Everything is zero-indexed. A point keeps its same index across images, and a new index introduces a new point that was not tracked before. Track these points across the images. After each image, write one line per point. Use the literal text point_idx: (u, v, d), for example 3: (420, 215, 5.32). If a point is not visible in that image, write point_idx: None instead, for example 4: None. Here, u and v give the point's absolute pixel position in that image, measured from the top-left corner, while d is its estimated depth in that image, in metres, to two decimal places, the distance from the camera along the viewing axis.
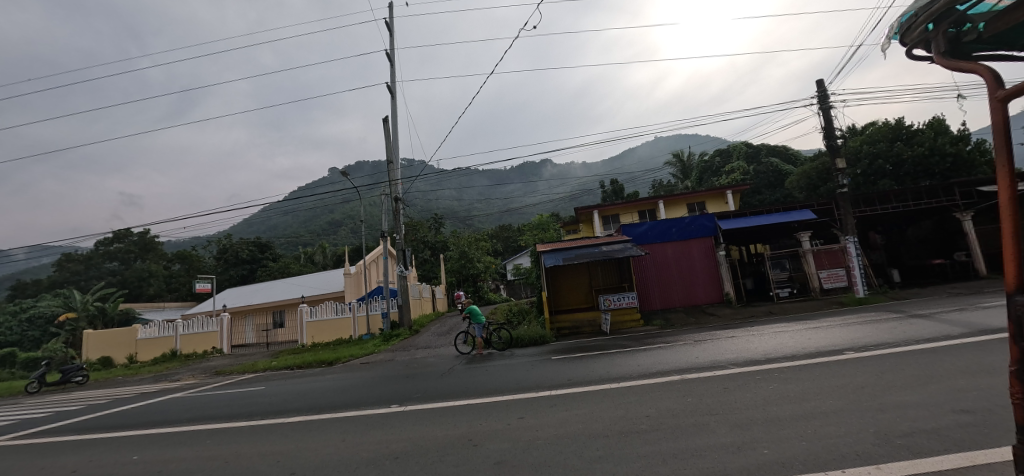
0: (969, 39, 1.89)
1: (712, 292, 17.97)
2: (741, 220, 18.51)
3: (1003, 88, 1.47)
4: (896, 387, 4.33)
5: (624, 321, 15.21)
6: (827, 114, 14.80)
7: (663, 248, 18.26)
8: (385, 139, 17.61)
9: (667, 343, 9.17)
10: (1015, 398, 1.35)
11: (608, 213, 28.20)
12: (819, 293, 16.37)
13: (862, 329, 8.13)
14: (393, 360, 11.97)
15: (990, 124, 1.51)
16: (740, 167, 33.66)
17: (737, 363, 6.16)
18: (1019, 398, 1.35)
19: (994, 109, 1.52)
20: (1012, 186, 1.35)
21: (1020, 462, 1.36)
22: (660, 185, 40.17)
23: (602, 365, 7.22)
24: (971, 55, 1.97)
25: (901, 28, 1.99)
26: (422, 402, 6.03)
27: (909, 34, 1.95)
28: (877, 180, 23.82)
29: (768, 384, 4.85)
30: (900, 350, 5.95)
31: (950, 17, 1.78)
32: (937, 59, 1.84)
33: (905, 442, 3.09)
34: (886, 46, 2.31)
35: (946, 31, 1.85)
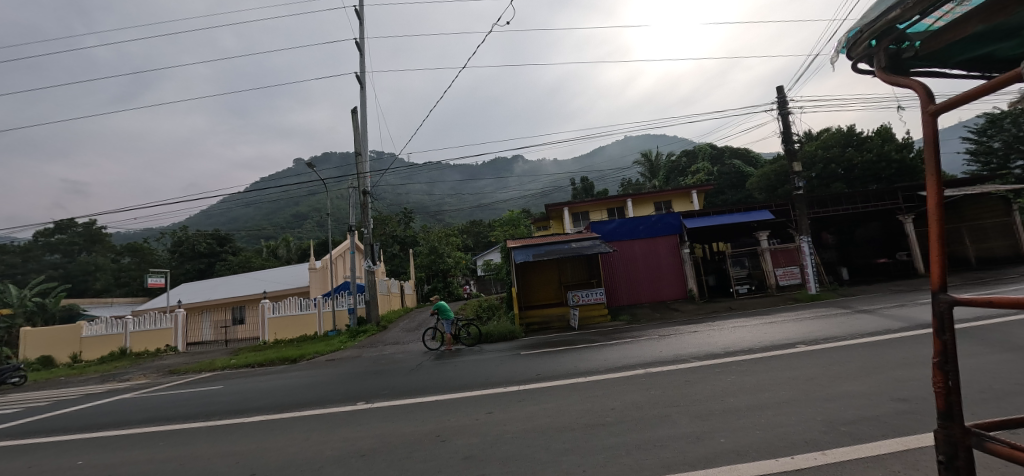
0: (909, 55, 1.95)
1: (676, 289, 18.50)
2: (705, 219, 19.12)
3: (934, 103, 1.55)
4: (842, 378, 4.61)
5: (593, 316, 15.42)
6: (785, 120, 15.47)
7: (629, 245, 18.73)
8: (353, 131, 17.06)
9: (633, 338, 9.39)
10: (938, 387, 1.44)
11: (578, 210, 28.62)
12: (775, 290, 17.17)
13: (814, 324, 8.57)
14: (361, 356, 11.70)
15: (921, 136, 1.59)
16: (705, 168, 34.87)
17: (698, 356, 6.39)
18: (940, 387, 1.44)
19: (925, 122, 1.61)
20: (941, 196, 1.46)
21: (940, 445, 1.44)
22: (628, 183, 40.93)
23: (571, 360, 7.33)
24: (909, 70, 2.05)
25: (847, 42, 2.00)
26: (389, 398, 5.94)
27: (855, 52, 1.98)
28: (830, 183, 25.21)
29: (726, 377, 5.05)
30: (846, 343, 6.33)
31: (890, 35, 1.82)
32: (878, 74, 1.91)
33: (849, 429, 3.30)
34: (832, 59, 2.39)
35: (887, 49, 1.91)
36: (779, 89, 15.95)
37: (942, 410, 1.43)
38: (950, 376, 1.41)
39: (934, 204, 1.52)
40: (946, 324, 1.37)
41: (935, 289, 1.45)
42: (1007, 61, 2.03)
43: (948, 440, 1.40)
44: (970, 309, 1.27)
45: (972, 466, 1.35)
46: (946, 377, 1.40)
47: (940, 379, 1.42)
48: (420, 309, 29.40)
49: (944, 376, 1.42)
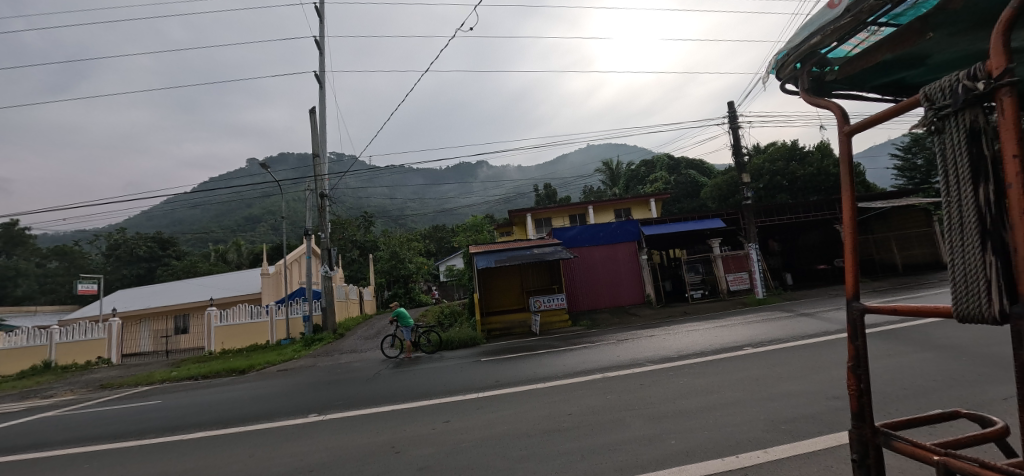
0: (830, 79, 2.06)
1: (634, 294, 19.02)
2: (662, 226, 19.84)
3: (849, 124, 1.68)
4: (784, 378, 4.89)
5: (554, 322, 15.62)
6: (735, 133, 16.35)
7: (590, 251, 19.13)
8: (311, 131, 16.47)
9: (592, 343, 9.55)
10: (852, 390, 1.53)
11: (541, 216, 29.01)
12: (726, 294, 18.03)
13: (760, 327, 9.05)
14: (315, 366, 11.23)
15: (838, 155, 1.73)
16: (662, 177, 36.23)
17: (652, 360, 6.59)
18: (855, 390, 1.53)
19: (842, 142, 1.74)
20: (854, 211, 1.59)
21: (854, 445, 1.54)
22: (590, 191, 41.84)
23: (530, 366, 7.35)
24: (830, 92, 2.18)
25: (775, 64, 2.09)
26: (343, 409, 5.72)
27: (782, 74, 2.03)
28: (775, 194, 26.85)
29: (679, 380, 5.23)
30: (787, 345, 6.73)
31: (812, 59, 1.92)
32: (802, 95, 2.01)
33: (789, 427, 3.49)
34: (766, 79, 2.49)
35: (810, 71, 2.00)
36: (730, 104, 16.86)
37: (854, 411, 1.53)
38: (862, 379, 1.51)
39: (849, 221, 1.68)
40: (858, 330, 1.47)
41: (849, 297, 1.56)
42: (916, 88, 2.25)
43: (861, 438, 1.48)
44: (879, 314, 1.37)
45: (880, 463, 1.44)
46: (859, 380, 1.50)
47: (855, 382, 1.52)
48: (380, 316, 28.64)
49: (858, 379, 1.52)
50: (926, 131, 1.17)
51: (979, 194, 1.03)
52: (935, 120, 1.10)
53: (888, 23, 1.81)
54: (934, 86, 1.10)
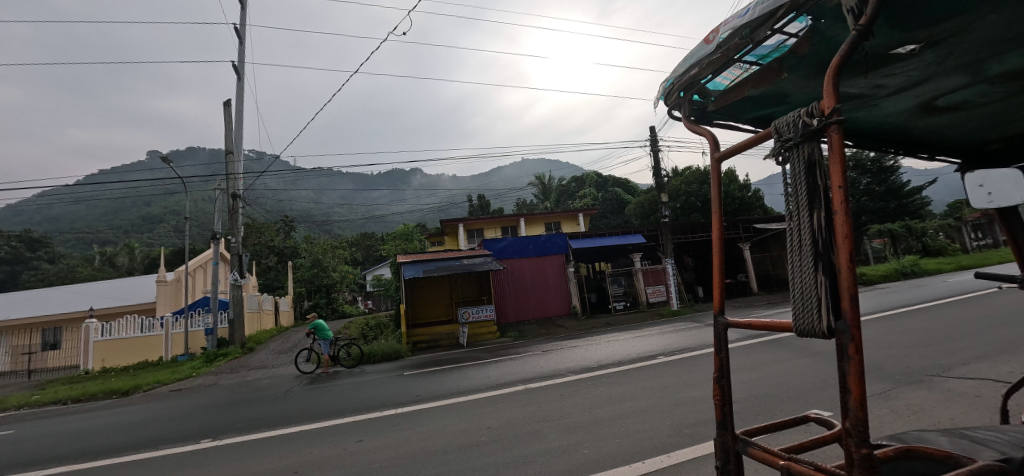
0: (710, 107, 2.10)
1: (561, 305, 19.55)
2: (588, 241, 20.81)
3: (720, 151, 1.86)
4: (689, 384, 5.30)
5: (482, 334, 15.61)
6: (656, 156, 17.68)
7: (520, 263, 19.48)
8: (225, 126, 15.13)
9: (517, 355, 9.65)
10: (719, 401, 1.62)
11: (473, 226, 29.09)
12: (645, 306, 19.23)
13: (670, 337, 9.76)
14: (215, 384, 10.14)
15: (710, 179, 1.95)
16: (591, 193, 38.01)
17: (573, 371, 6.82)
18: (720, 402, 1.63)
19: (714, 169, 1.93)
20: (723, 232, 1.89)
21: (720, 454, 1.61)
22: (522, 204, 42.75)
23: (454, 379, 7.25)
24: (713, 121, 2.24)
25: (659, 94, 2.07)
26: (245, 432, 5.20)
27: (666, 101, 1.99)
28: (689, 213, 29.31)
29: (597, 389, 5.46)
30: (693, 353, 7.32)
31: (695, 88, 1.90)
32: (686, 123, 2.01)
33: (690, 431, 3.77)
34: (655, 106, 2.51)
35: (691, 100, 1.99)
36: (651, 128, 18.22)
37: (718, 420, 1.61)
38: (725, 389, 1.63)
39: (719, 239, 1.97)
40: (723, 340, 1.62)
41: (716, 313, 1.73)
42: None
43: (723, 447, 1.58)
44: (740, 328, 1.53)
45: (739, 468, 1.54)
46: (724, 389, 1.61)
47: (719, 394, 1.63)
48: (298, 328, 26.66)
49: (722, 388, 1.63)
50: (775, 162, 1.32)
51: (814, 219, 1.18)
52: (785, 151, 1.25)
53: (755, 63, 1.86)
54: (784, 120, 1.25)
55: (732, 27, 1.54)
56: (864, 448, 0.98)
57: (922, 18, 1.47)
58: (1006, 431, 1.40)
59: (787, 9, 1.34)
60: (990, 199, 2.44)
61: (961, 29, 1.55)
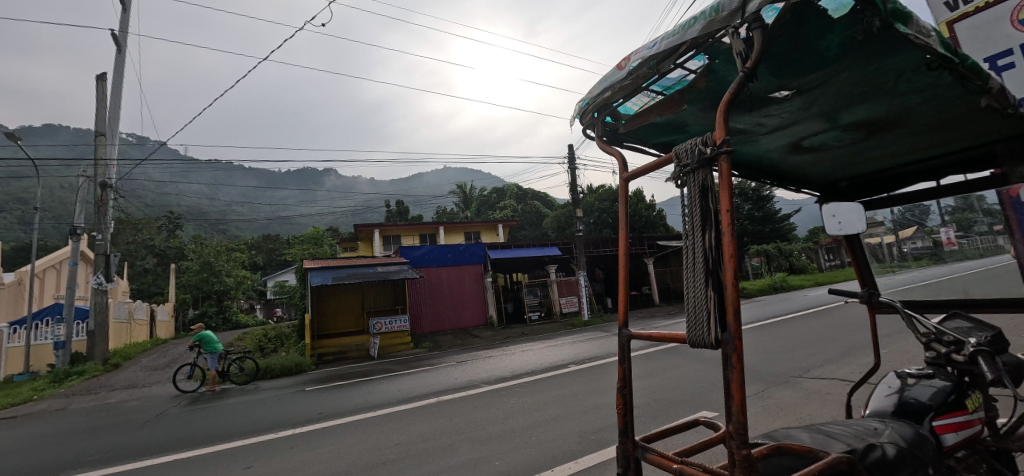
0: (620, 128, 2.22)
1: (478, 315, 19.48)
2: (506, 251, 21.16)
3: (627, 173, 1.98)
4: (596, 391, 5.58)
5: (395, 345, 14.97)
6: (573, 173, 18.67)
7: (437, 272, 19.18)
8: (96, 103, 12.85)
9: (430, 366, 9.39)
10: (621, 409, 1.69)
11: (390, 233, 28.03)
12: (559, 316, 19.96)
13: (579, 346, 10.24)
14: (63, 409, 8.32)
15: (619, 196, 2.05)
16: (511, 205, 38.83)
17: (487, 381, 6.80)
18: (623, 409, 1.69)
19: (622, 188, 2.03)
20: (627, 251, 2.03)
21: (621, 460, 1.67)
22: (443, 212, 42.34)
23: (362, 393, 6.82)
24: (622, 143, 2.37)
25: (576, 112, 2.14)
26: (96, 467, 4.32)
27: (582, 119, 2.05)
28: (602, 229, 31.30)
29: (510, 399, 5.50)
30: (601, 361, 7.75)
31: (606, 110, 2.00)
32: (598, 141, 2.11)
33: (596, 436, 3.95)
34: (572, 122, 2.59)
35: (603, 120, 2.08)
36: (570, 147, 19.19)
37: (620, 428, 1.68)
38: (627, 397, 1.69)
39: (624, 252, 2.11)
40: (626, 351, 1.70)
41: (621, 326, 1.84)
42: None
43: (625, 455, 1.63)
44: (641, 339, 1.62)
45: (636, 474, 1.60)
46: (626, 396, 1.68)
47: (622, 402, 1.69)
48: (177, 341, 23.20)
49: (624, 397, 1.70)
50: (675, 184, 1.44)
51: (706, 238, 1.30)
52: (683, 175, 1.36)
53: (661, 93, 2.00)
54: (684, 147, 1.37)
55: (642, 56, 1.64)
56: (743, 449, 1.08)
57: (796, 68, 1.69)
58: (845, 422, 1.65)
59: (688, 46, 1.46)
60: (839, 225, 2.98)
61: (824, 81, 1.80)
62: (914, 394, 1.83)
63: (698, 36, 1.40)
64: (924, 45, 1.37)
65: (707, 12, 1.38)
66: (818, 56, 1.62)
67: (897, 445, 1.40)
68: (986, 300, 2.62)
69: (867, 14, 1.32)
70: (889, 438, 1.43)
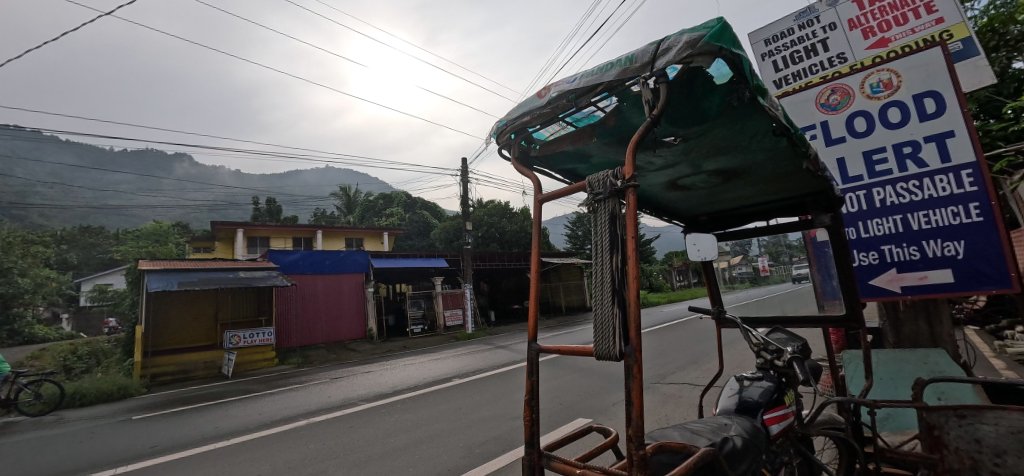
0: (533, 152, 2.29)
1: (356, 328, 18.00)
2: (390, 261, 20.14)
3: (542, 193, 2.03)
4: (481, 404, 5.62)
5: (255, 362, 13.03)
6: (465, 187, 18.82)
7: (312, 279, 17.29)
8: None
9: (299, 384, 8.35)
10: (528, 421, 1.69)
11: (256, 234, 24.69)
12: (442, 329, 19.59)
13: (464, 359, 10.22)
14: None
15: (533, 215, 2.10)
16: (398, 213, 37.33)
17: (366, 399, 6.32)
18: (530, 422, 1.69)
19: (536, 208, 2.08)
20: (538, 267, 2.10)
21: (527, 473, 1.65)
22: (321, 214, 38.71)
23: (209, 420, 5.73)
24: (534, 167, 2.45)
25: (493, 134, 2.15)
26: None
27: (498, 139, 2.11)
28: (488, 242, 32.04)
29: (392, 416, 5.20)
30: (485, 373, 7.86)
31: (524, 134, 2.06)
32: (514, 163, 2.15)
33: (481, 449, 3.96)
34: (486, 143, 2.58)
35: (519, 143, 2.15)
36: (463, 161, 19.33)
37: (527, 439, 1.68)
38: (534, 409, 1.70)
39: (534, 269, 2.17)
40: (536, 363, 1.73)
41: (530, 339, 1.88)
42: None
43: (529, 465, 1.64)
44: (550, 352, 1.68)
45: None
46: (534, 409, 1.69)
47: (529, 414, 1.70)
48: None
49: (532, 409, 1.70)
50: (587, 208, 1.55)
51: (615, 261, 1.43)
52: (595, 202, 1.49)
53: (573, 125, 2.12)
54: (597, 177, 1.50)
55: (561, 89, 1.76)
56: (641, 449, 1.20)
57: (683, 120, 1.97)
58: (703, 420, 1.96)
59: (605, 87, 1.63)
60: (698, 251, 3.52)
61: (702, 134, 2.12)
62: (749, 393, 2.27)
63: (614, 80, 1.58)
64: (775, 116, 1.72)
65: (622, 60, 1.57)
66: (702, 112, 1.91)
67: (743, 436, 1.72)
68: (798, 316, 3.35)
69: (739, 86, 1.61)
70: (737, 431, 1.75)
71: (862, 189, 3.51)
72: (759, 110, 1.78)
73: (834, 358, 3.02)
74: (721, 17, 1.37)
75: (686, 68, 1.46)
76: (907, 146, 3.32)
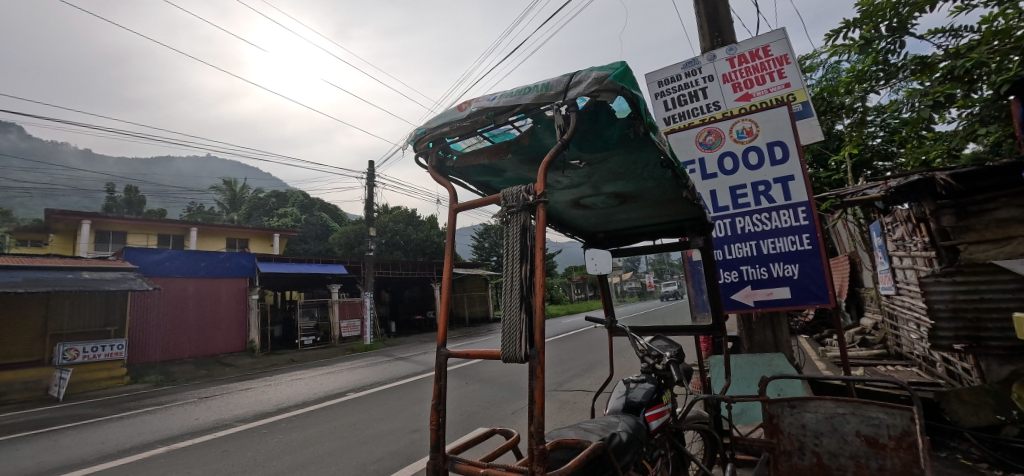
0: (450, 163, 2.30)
1: (234, 341, 15.74)
2: (280, 265, 18.16)
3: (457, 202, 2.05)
4: (378, 419, 5.32)
5: (100, 381, 10.86)
6: (370, 190, 17.89)
7: (180, 283, 14.88)
8: None
9: (155, 406, 7.04)
10: (435, 426, 1.65)
11: (106, 227, 20.45)
12: (337, 341, 18.13)
13: (362, 372, 9.60)
14: None
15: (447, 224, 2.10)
16: (293, 213, 34.00)
17: (243, 419, 5.56)
18: (436, 427, 1.66)
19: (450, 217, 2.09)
20: (450, 274, 2.09)
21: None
22: (194, 209, 33.49)
23: (20, 456, 4.53)
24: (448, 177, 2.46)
25: (409, 141, 2.12)
26: None
27: (415, 147, 2.08)
28: (392, 250, 30.73)
29: (274, 437, 4.66)
30: (384, 386, 7.47)
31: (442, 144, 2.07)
32: (431, 171, 2.14)
33: (376, 466, 3.75)
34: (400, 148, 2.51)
35: (437, 153, 2.15)
36: (370, 163, 18.38)
37: (432, 444, 1.64)
38: (441, 414, 1.68)
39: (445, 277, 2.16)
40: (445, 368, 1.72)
41: (439, 345, 1.86)
42: None
43: (433, 470, 1.60)
44: (458, 357, 1.69)
45: None
46: (441, 414, 1.66)
47: (435, 418, 1.67)
48: None
49: (438, 414, 1.68)
50: (500, 220, 1.62)
51: (524, 270, 1.52)
52: (508, 214, 1.57)
53: (489, 140, 2.20)
54: (510, 191, 1.58)
55: (480, 105, 1.82)
56: (541, 444, 1.27)
57: (589, 147, 2.16)
58: (596, 419, 2.13)
59: (521, 109, 1.72)
60: (595, 266, 3.79)
61: (604, 160, 2.35)
62: (633, 394, 2.53)
63: (530, 103, 1.68)
64: (663, 151, 1.99)
65: (538, 86, 1.69)
66: (605, 142, 2.13)
67: (628, 431, 1.92)
68: (673, 326, 3.78)
69: (636, 121, 1.84)
70: (623, 428, 1.95)
71: (728, 218, 4.17)
72: (650, 145, 2.05)
73: (702, 362, 3.47)
74: (623, 60, 1.56)
75: (593, 100, 1.63)
76: (761, 185, 4.05)
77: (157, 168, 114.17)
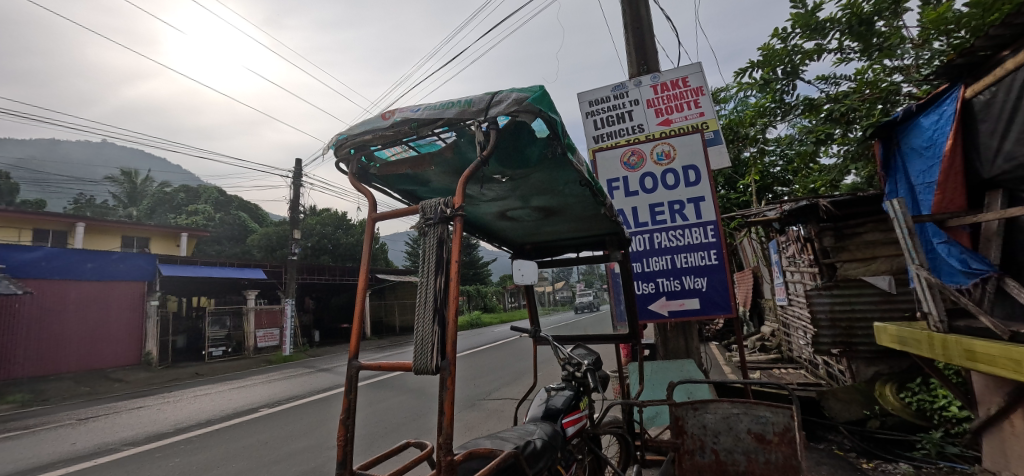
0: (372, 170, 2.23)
1: (126, 352, 13.86)
2: (188, 268, 16.36)
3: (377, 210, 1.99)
4: (293, 436, 4.93)
5: None
6: (297, 190, 16.78)
7: (59, 287, 12.85)
8: None
9: (13, 432, 5.93)
10: (342, 441, 1.58)
11: None
12: (251, 352, 16.64)
13: (278, 385, 8.87)
14: None
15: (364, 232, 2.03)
16: (205, 211, 30.81)
17: (130, 442, 4.88)
18: (343, 441, 1.59)
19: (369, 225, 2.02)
20: (365, 283, 2.02)
21: None
22: (79, 202, 29.06)
23: None
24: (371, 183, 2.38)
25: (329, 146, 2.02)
26: None
27: (336, 152, 1.99)
28: (319, 254, 28.94)
29: (169, 461, 4.14)
30: (302, 401, 6.96)
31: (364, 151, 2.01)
32: (349, 177, 2.05)
33: None
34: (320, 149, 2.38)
35: (358, 159, 2.08)
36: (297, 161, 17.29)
37: (338, 460, 1.56)
38: (349, 427, 1.61)
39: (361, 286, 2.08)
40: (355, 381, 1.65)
41: (350, 357, 1.79)
42: None
43: None
44: (370, 368, 1.64)
45: None
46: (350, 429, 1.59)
47: (343, 433, 1.60)
48: None
49: (346, 427, 1.61)
50: (417, 230, 1.60)
51: (439, 282, 1.51)
52: (425, 225, 1.55)
53: (414, 151, 2.17)
54: (428, 203, 1.57)
55: (405, 115, 1.81)
56: (448, 456, 1.27)
57: (513, 163, 2.23)
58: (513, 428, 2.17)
59: (444, 123, 1.73)
60: (522, 276, 3.81)
61: (527, 175, 2.43)
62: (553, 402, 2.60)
63: (453, 117, 1.69)
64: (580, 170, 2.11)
65: (462, 102, 1.71)
66: (528, 159, 2.20)
67: (542, 438, 1.97)
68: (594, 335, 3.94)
69: (555, 142, 1.93)
70: (539, 435, 2.00)
71: (647, 233, 4.46)
72: (569, 165, 2.16)
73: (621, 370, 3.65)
74: (542, 85, 1.64)
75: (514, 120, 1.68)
76: (676, 204, 4.40)
77: (35, 151, 98.03)
